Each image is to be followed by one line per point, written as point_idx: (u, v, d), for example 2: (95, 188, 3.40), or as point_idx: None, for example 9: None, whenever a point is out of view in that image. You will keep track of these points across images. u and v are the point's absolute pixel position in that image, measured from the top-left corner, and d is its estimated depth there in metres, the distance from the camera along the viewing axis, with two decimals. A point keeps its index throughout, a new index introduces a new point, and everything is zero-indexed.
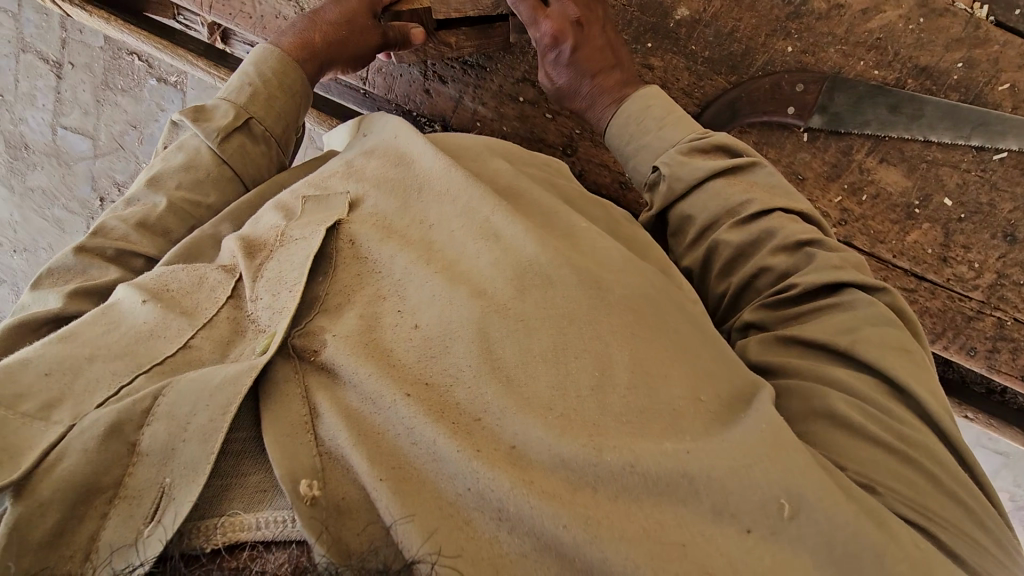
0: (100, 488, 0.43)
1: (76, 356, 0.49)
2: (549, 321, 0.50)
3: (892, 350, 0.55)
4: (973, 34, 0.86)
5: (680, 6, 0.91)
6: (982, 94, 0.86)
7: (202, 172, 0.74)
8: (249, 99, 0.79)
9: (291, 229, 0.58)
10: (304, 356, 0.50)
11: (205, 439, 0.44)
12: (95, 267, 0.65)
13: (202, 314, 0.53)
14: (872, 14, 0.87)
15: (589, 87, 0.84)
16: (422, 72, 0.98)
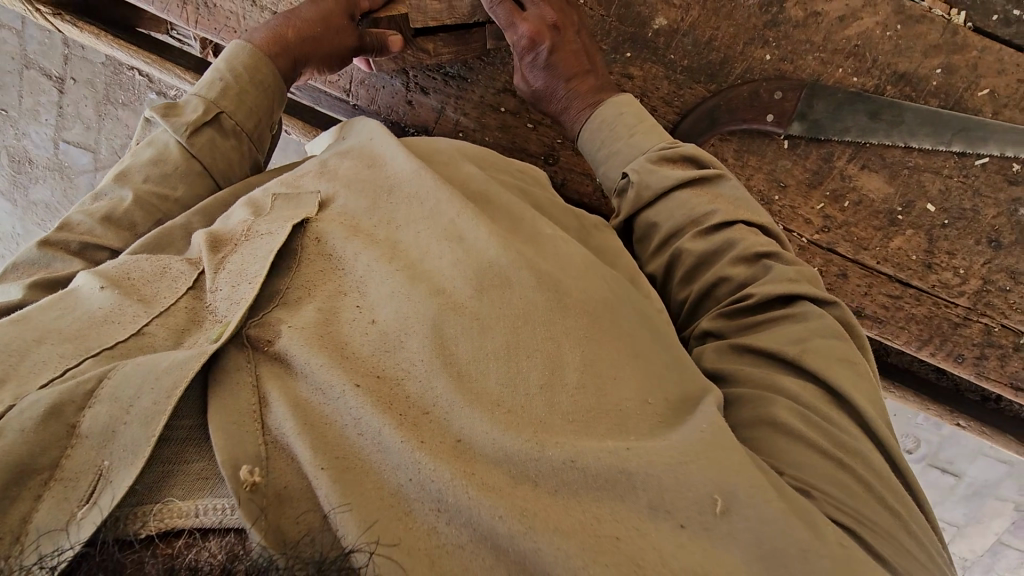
0: (35, 470, 0.41)
1: (25, 336, 0.47)
2: (504, 320, 0.51)
3: (836, 361, 0.55)
4: (951, 40, 0.86)
5: (658, 15, 0.91)
6: (962, 99, 0.86)
7: (171, 166, 0.74)
8: (220, 94, 0.80)
9: (257, 224, 0.57)
10: (258, 346, 0.49)
11: (148, 421, 0.43)
12: (60, 259, 0.64)
13: (158, 302, 0.52)
14: (850, 22, 0.87)
15: (564, 89, 0.85)
16: (404, 83, 0.99)
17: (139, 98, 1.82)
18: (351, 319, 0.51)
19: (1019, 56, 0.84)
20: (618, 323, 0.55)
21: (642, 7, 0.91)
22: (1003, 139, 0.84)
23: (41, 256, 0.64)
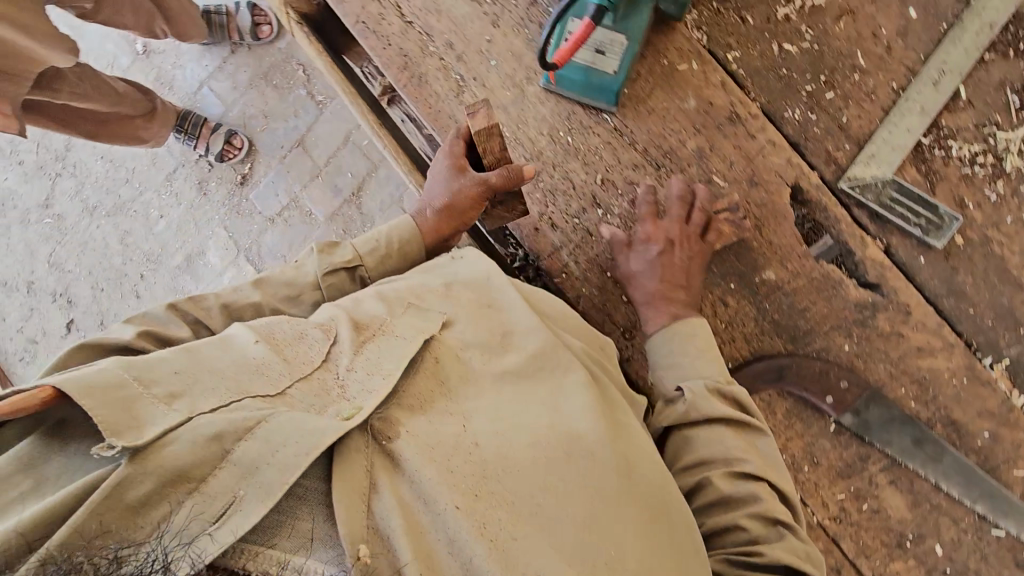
0: (188, 477, 0.52)
1: (199, 365, 0.59)
2: (588, 497, 0.62)
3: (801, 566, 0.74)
4: (1005, 414, 0.94)
5: (769, 268, 1.00)
6: (998, 468, 0.93)
7: (298, 290, 0.87)
8: (370, 252, 0.92)
9: (393, 325, 0.68)
10: (377, 437, 0.60)
11: (287, 469, 0.54)
12: (174, 323, 0.76)
13: (302, 366, 0.63)
14: (926, 354, 0.96)
15: (654, 288, 0.96)
16: (540, 213, 1.05)
17: (292, 87, 2.17)
18: (455, 438, 0.62)
19: None
20: (671, 539, 0.66)
21: (759, 255, 1.00)
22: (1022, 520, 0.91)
23: (162, 312, 0.76)
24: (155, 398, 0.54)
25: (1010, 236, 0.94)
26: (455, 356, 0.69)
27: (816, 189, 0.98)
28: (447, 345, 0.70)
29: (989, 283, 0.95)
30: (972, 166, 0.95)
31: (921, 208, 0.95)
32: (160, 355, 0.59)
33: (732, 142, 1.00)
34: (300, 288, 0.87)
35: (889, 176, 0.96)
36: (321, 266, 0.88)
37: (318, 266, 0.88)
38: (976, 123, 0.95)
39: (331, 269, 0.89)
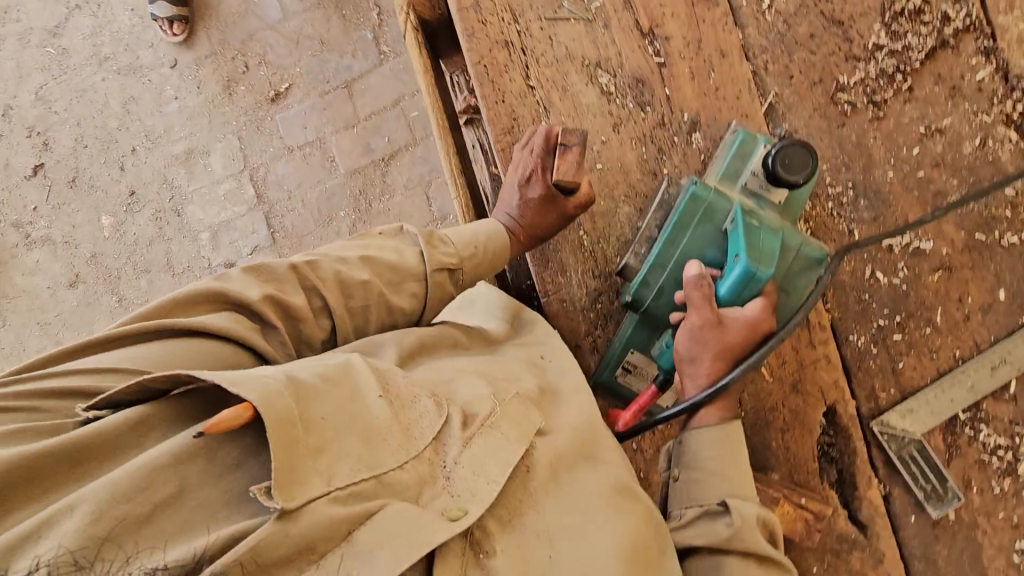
0: (313, 549, 0.57)
1: (343, 412, 0.64)
2: None
3: None
4: None
5: (773, 472, 1.01)
6: None
7: (403, 276, 0.88)
8: (468, 255, 0.95)
9: (501, 419, 0.73)
10: (475, 546, 0.66)
11: (394, 560, 0.57)
12: (291, 287, 0.80)
13: (416, 441, 0.67)
14: None
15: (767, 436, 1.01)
16: (587, 332, 1.03)
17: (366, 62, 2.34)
18: (543, 558, 0.69)
19: None
20: None
21: (772, 456, 1.01)
22: None
23: (282, 270, 0.80)
24: (305, 457, 0.59)
25: (994, 530, 0.98)
26: (553, 476, 0.75)
27: (850, 419, 1.00)
28: (542, 456, 0.76)
29: (958, 562, 0.99)
30: (991, 454, 0.98)
31: (933, 475, 0.98)
32: (313, 381, 0.63)
33: (792, 344, 1.00)
34: (403, 276, 0.89)
35: (917, 435, 0.98)
36: (432, 264, 0.90)
37: (430, 263, 0.90)
38: (1010, 417, 0.98)
39: (440, 269, 0.91)
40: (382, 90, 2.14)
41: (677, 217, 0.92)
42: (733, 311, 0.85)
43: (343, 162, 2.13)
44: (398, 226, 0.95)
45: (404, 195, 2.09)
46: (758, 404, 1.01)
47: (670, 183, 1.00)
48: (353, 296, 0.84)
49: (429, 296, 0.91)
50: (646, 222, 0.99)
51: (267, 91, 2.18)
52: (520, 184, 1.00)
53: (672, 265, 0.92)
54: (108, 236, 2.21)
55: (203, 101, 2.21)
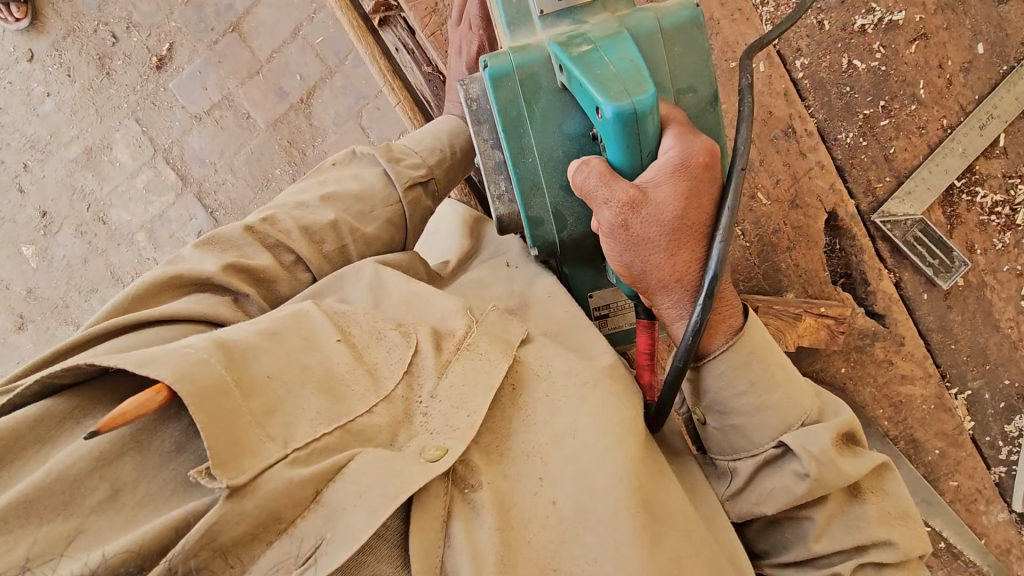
0: (281, 518, 0.53)
1: (293, 368, 0.60)
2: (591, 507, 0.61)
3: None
4: (954, 435, 1.06)
5: (789, 291, 1.01)
6: (937, 479, 1.07)
7: (369, 205, 0.91)
8: (436, 160, 0.97)
9: (479, 338, 0.69)
10: (459, 483, 0.61)
11: (371, 515, 0.53)
12: (252, 249, 0.81)
13: (385, 381, 0.64)
14: (906, 382, 1.04)
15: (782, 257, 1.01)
16: None
17: None
18: (536, 490, 0.62)
19: (985, 474, 1.07)
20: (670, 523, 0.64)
21: (785, 276, 1.01)
22: (946, 521, 1.06)
23: None
24: (254, 421, 0.55)
25: (1001, 284, 1.02)
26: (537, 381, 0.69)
27: (850, 219, 1.01)
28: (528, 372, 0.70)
29: (972, 322, 1.04)
30: (990, 214, 1.01)
31: (938, 250, 1.01)
32: (250, 341, 0.60)
33: (782, 158, 1.00)
34: (373, 204, 0.91)
35: (919, 216, 1.00)
36: (400, 181, 0.93)
37: (398, 180, 0.92)
38: (1003, 173, 1.00)
39: (410, 184, 0.94)
40: (275, 26, 1.89)
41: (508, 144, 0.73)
42: (646, 178, 0.65)
43: (260, 117, 1.91)
44: (351, 151, 0.97)
45: (337, 135, 1.89)
46: (761, 230, 1.01)
47: (467, 80, 0.80)
48: (324, 242, 0.85)
49: (407, 213, 0.94)
50: (477, 147, 0.81)
51: (150, 60, 1.92)
52: (470, 69, 0.97)
53: (542, 171, 0.74)
54: (37, 267, 1.99)
55: (83, 90, 1.94)
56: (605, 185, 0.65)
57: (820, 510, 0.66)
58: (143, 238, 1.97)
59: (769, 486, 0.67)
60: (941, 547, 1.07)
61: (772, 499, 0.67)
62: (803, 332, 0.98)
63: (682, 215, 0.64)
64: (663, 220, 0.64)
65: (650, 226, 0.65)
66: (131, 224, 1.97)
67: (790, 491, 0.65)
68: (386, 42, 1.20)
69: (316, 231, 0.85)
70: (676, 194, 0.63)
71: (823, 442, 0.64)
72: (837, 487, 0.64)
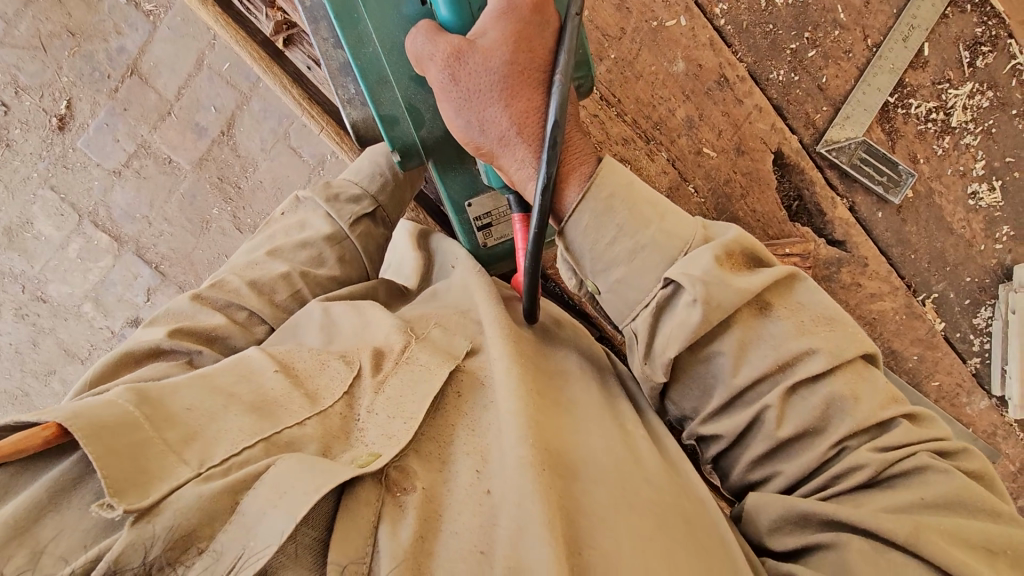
0: (196, 537, 0.49)
1: (217, 398, 0.59)
2: (500, 440, 0.59)
3: (840, 390, 0.56)
4: (928, 338, 1.09)
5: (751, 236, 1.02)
6: (920, 383, 1.10)
7: (315, 250, 0.88)
8: (379, 188, 0.94)
9: (417, 350, 0.67)
10: (392, 488, 0.56)
11: (292, 511, 0.48)
12: (204, 313, 0.79)
13: (323, 400, 0.62)
14: (876, 299, 1.06)
15: (738, 206, 1.01)
16: None
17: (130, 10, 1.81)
18: (470, 477, 0.58)
19: (962, 368, 1.11)
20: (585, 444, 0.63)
21: (744, 224, 1.02)
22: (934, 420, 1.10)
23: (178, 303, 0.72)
24: (167, 445, 0.52)
25: (948, 187, 1.05)
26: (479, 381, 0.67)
27: (796, 154, 1.01)
28: (471, 374, 0.68)
29: (927, 228, 1.06)
30: (926, 122, 1.03)
31: (884, 166, 1.02)
32: (173, 385, 0.59)
33: (720, 108, 0.99)
34: (319, 246, 0.89)
35: (861, 137, 1.01)
36: (343, 218, 0.90)
37: (342, 217, 0.90)
38: (932, 80, 1.03)
39: (355, 219, 0.92)
40: (174, 59, 1.77)
41: (346, 35, 0.78)
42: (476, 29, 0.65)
43: (182, 159, 1.80)
44: (294, 198, 0.96)
45: (268, 162, 1.81)
46: (712, 183, 1.00)
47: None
48: (276, 292, 0.83)
49: (358, 246, 0.91)
50: (321, 48, 0.86)
51: (50, 122, 1.79)
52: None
53: (386, 60, 0.78)
54: None
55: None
56: (430, 40, 0.66)
57: (727, 340, 0.58)
58: (90, 308, 1.86)
59: (668, 327, 0.58)
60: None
61: (672, 340, 0.58)
62: None
63: (514, 61, 0.61)
64: (492, 68, 0.62)
65: (476, 69, 0.62)
66: (73, 297, 1.86)
67: (685, 324, 0.56)
68: (297, 62, 1.13)
69: (264, 283, 0.83)
70: (499, 30, 0.62)
71: (704, 264, 0.57)
72: (732, 304, 0.56)
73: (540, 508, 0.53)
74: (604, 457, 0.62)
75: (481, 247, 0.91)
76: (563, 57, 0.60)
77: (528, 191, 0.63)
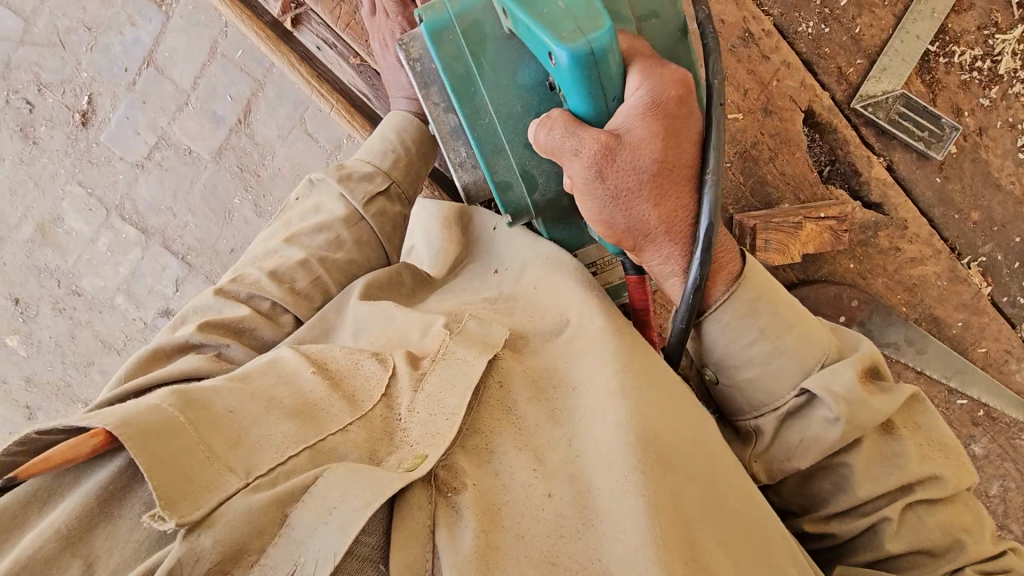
0: (246, 550, 0.48)
1: (257, 401, 0.58)
2: (568, 457, 0.57)
3: (768, 288, 0.64)
4: (974, 303, 1.03)
5: (784, 201, 0.97)
6: (966, 349, 1.04)
7: (332, 233, 0.87)
8: (391, 164, 0.93)
9: (456, 345, 0.64)
10: (443, 489, 0.53)
11: (344, 528, 0.47)
12: (229, 305, 0.79)
13: (362, 403, 0.60)
14: (916, 264, 1.01)
15: (768, 169, 0.96)
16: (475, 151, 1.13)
17: None
18: (529, 483, 0.55)
19: (1011, 334, 1.04)
20: (675, 448, 0.58)
21: (773, 187, 0.97)
22: (982, 387, 1.05)
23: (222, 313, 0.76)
24: (210, 453, 0.51)
25: (994, 140, 0.98)
26: (525, 372, 0.64)
27: (828, 111, 0.96)
28: (514, 369, 0.64)
29: (973, 185, 1.00)
30: (971, 71, 0.96)
31: (925, 121, 0.96)
32: (210, 386, 0.57)
33: (745, 66, 0.94)
34: (336, 229, 0.87)
35: (900, 90, 0.95)
36: (357, 196, 0.89)
37: (356, 198, 0.89)
38: (976, 25, 0.96)
39: (369, 198, 0.90)
40: (188, 49, 1.77)
41: (461, 105, 0.73)
42: (615, 123, 0.62)
43: (202, 149, 1.82)
44: (308, 180, 0.95)
45: (286, 149, 1.80)
46: (740, 146, 0.95)
47: (405, 39, 0.75)
48: (295, 280, 0.83)
49: (374, 227, 0.90)
50: (431, 112, 0.78)
51: (74, 117, 1.81)
52: (397, 56, 0.95)
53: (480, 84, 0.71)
54: (27, 355, 1.93)
55: (15, 165, 1.84)
56: (571, 135, 0.63)
57: (857, 453, 0.62)
58: (123, 300, 1.91)
59: (745, 355, 0.65)
60: (980, 415, 1.07)
61: (804, 448, 0.62)
62: (805, 241, 0.93)
63: (662, 161, 0.61)
64: (641, 168, 0.61)
65: (627, 175, 0.61)
66: (107, 290, 1.91)
67: (737, 332, 0.64)
68: (308, 45, 1.11)
69: (283, 271, 0.82)
70: (650, 135, 0.61)
71: (845, 378, 0.60)
72: (872, 424, 0.59)
73: (641, 532, 0.51)
74: (690, 460, 0.59)
75: None
76: (711, 156, 0.61)
77: (669, 285, 0.66)
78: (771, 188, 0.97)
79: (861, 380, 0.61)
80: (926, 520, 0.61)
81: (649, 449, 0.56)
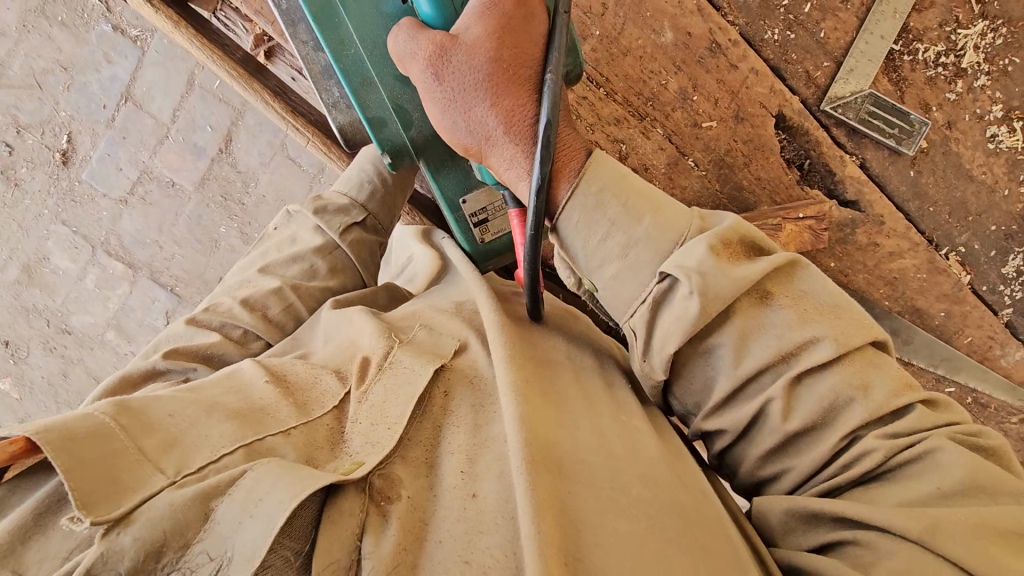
0: (166, 548, 0.46)
1: (198, 407, 0.56)
2: (500, 454, 0.56)
3: (620, 175, 0.60)
4: (955, 293, 1.04)
5: (762, 205, 0.98)
6: (950, 338, 1.05)
7: (305, 262, 0.88)
8: (368, 196, 0.94)
9: (400, 356, 0.64)
10: (376, 496, 0.52)
11: (270, 520, 0.46)
12: (201, 334, 0.79)
13: (312, 411, 0.60)
14: (895, 258, 1.02)
15: (741, 176, 0.98)
16: None
17: (93, 24, 1.73)
18: (459, 482, 0.54)
19: (994, 320, 1.05)
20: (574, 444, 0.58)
21: (750, 193, 0.98)
22: (970, 373, 1.06)
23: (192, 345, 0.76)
24: (145, 455, 0.50)
25: (964, 133, 0.99)
26: (470, 379, 0.64)
27: (799, 115, 0.97)
28: (459, 375, 0.65)
29: (945, 177, 1.01)
30: (936, 67, 0.98)
31: (893, 117, 0.98)
32: (154, 395, 0.56)
33: (713, 76, 0.95)
34: (310, 258, 0.89)
35: (867, 90, 0.97)
36: (335, 228, 0.90)
37: (331, 228, 0.90)
38: (939, 22, 0.98)
39: (346, 228, 0.91)
40: (165, 82, 1.77)
41: (326, 37, 0.76)
42: (460, 26, 0.62)
43: (184, 181, 1.82)
44: (285, 212, 0.97)
45: (269, 175, 1.81)
46: (712, 155, 0.97)
47: None
48: (268, 307, 0.82)
49: (351, 254, 0.91)
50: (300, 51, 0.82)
51: (53, 157, 1.81)
52: None
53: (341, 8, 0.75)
54: (20, 397, 1.92)
55: None
56: (413, 39, 0.63)
57: (727, 332, 0.56)
58: (113, 335, 1.90)
59: (599, 250, 0.60)
60: (969, 401, 1.08)
61: (671, 335, 0.57)
62: (788, 241, 0.96)
63: (499, 59, 0.59)
64: (476, 65, 0.59)
65: (464, 71, 0.60)
66: (96, 326, 1.90)
67: (592, 226, 0.60)
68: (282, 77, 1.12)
69: (255, 299, 0.83)
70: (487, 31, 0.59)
71: (699, 254, 0.56)
72: (730, 295, 0.55)
73: (531, 521, 0.48)
74: (593, 453, 0.58)
75: (478, 245, 0.89)
76: (554, 55, 0.58)
77: (519, 192, 0.61)
78: (750, 193, 0.98)
79: (716, 253, 0.56)
80: (816, 394, 0.55)
81: (536, 447, 0.54)
